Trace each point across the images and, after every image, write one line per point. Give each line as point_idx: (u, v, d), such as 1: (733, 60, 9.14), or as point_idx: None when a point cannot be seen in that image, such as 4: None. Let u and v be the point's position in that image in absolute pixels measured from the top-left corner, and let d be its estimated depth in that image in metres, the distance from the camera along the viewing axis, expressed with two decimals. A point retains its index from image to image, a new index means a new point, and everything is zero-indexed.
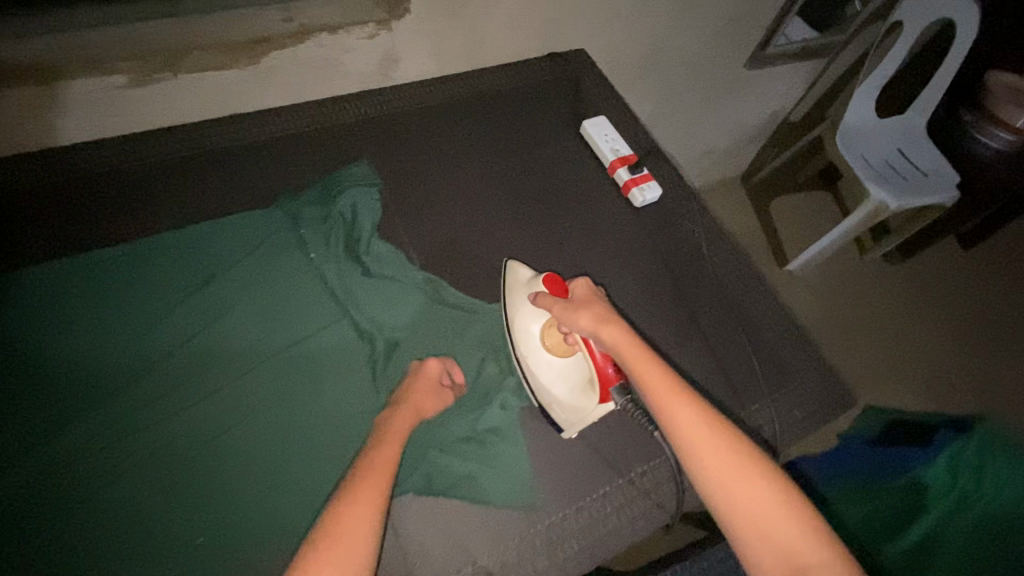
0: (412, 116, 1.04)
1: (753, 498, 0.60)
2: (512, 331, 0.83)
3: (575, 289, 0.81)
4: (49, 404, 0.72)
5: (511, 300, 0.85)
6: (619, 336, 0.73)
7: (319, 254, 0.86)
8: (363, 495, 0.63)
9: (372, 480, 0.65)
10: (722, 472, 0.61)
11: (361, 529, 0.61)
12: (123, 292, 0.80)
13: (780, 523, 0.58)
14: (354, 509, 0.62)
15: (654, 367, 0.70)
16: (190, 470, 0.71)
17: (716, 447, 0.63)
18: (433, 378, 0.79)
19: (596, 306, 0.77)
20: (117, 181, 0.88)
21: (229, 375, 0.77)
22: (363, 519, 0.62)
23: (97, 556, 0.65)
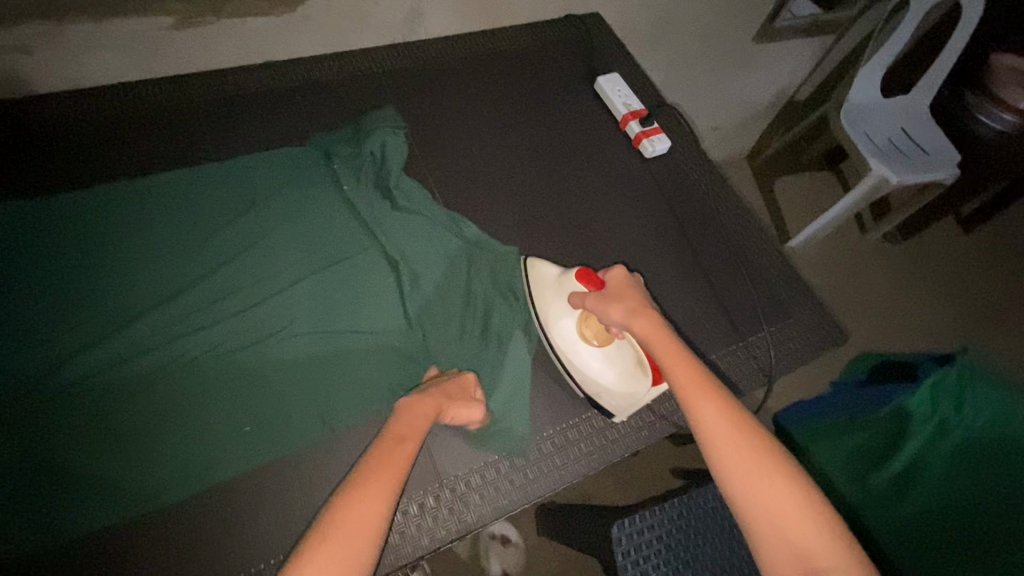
0: (436, 69, 1.09)
1: (770, 499, 0.62)
2: (550, 329, 0.84)
3: (608, 281, 0.83)
4: (109, 310, 0.79)
5: (544, 297, 0.86)
6: (650, 331, 0.77)
7: (351, 188, 0.92)
8: (373, 484, 0.63)
9: (381, 474, 0.64)
10: (743, 471, 0.64)
11: (371, 517, 0.60)
12: (172, 216, 0.87)
13: (794, 524, 0.61)
14: (370, 489, 0.62)
15: (686, 366, 0.73)
16: (234, 372, 0.78)
17: (739, 446, 0.65)
18: (467, 390, 0.78)
19: (627, 298, 0.80)
20: (163, 120, 0.94)
21: (269, 294, 0.84)
22: (375, 507, 0.61)
23: (155, 439, 0.73)
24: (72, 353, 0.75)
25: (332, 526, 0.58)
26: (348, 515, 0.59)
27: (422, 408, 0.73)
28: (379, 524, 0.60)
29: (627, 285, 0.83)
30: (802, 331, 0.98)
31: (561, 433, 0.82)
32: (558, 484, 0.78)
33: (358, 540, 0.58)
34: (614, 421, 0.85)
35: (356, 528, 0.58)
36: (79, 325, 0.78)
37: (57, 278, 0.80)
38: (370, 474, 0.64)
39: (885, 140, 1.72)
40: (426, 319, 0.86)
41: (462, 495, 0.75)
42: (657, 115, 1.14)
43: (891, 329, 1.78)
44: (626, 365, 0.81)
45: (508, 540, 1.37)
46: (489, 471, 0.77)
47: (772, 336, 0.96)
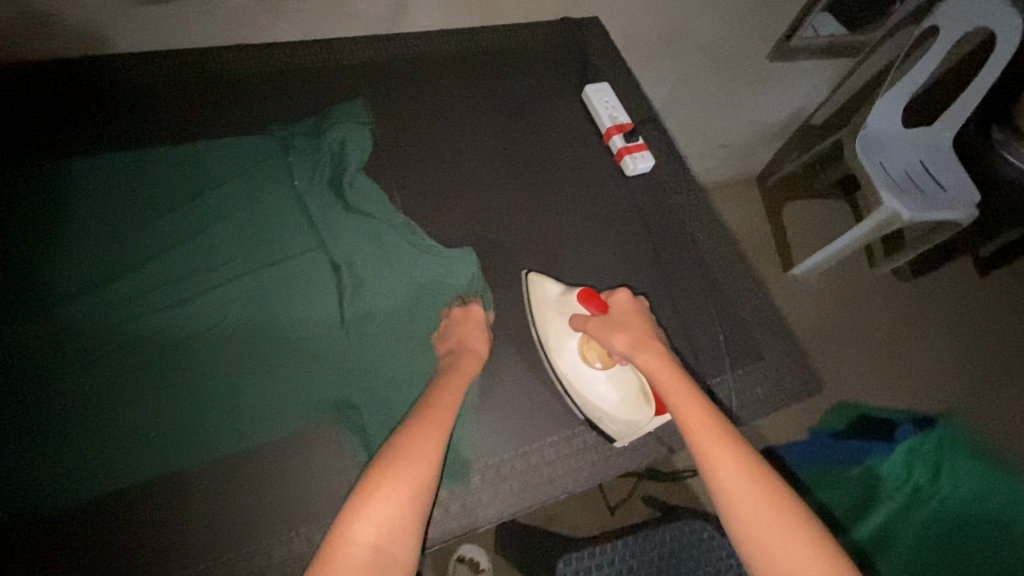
0: (415, 66, 1.04)
1: (785, 549, 0.60)
2: (551, 351, 0.81)
3: (613, 303, 0.80)
4: (31, 293, 0.74)
5: (545, 317, 0.83)
6: (655, 365, 0.73)
7: (303, 183, 0.88)
8: (429, 426, 0.67)
9: (434, 418, 0.68)
10: (759, 522, 0.61)
11: (425, 456, 0.65)
12: (112, 198, 0.82)
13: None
14: (423, 427, 0.67)
15: (694, 405, 0.69)
16: (150, 370, 0.72)
17: (752, 491, 0.63)
18: (477, 325, 0.80)
19: (631, 329, 0.76)
20: (115, 97, 0.89)
21: (200, 289, 0.78)
22: (428, 450, 0.65)
23: (53, 437, 0.67)
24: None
25: (388, 470, 0.63)
26: (403, 459, 0.64)
27: (454, 382, 0.74)
28: (432, 462, 0.65)
29: (632, 307, 0.80)
30: (773, 377, 0.91)
31: (493, 467, 0.76)
32: (480, 522, 0.73)
33: (416, 478, 0.63)
34: (554, 457, 0.79)
35: (412, 469, 0.63)
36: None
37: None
38: (424, 415, 0.69)
39: (903, 173, 1.61)
40: (367, 329, 0.81)
41: None
42: (644, 132, 1.08)
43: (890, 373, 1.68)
44: (629, 390, 0.79)
45: (478, 568, 1.28)
46: None
47: (739, 379, 0.89)
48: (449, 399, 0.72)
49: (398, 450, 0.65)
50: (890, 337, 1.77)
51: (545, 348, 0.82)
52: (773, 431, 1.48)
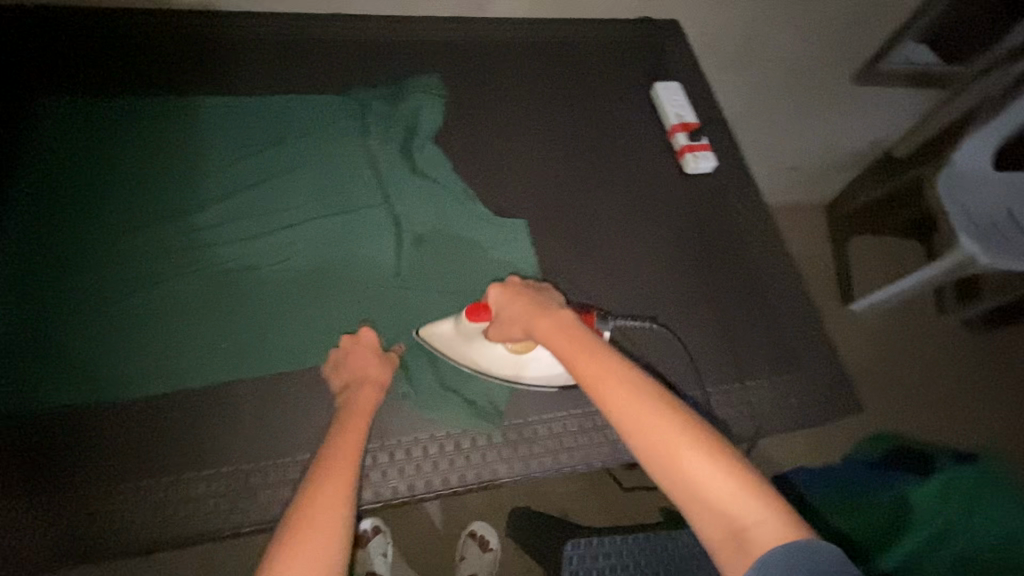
0: (492, 47, 1.08)
1: (689, 462, 0.54)
2: (494, 370, 0.81)
3: (490, 300, 0.77)
4: (133, 212, 0.85)
5: (464, 351, 0.80)
6: (546, 329, 0.70)
7: (377, 142, 0.94)
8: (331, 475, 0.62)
9: (335, 468, 0.63)
10: (654, 449, 0.56)
11: (334, 515, 0.58)
12: (208, 138, 0.92)
13: (720, 488, 0.52)
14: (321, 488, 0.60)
15: (585, 355, 0.65)
16: (221, 290, 0.81)
17: (647, 417, 0.57)
18: (374, 352, 0.78)
19: (518, 305, 0.74)
20: (220, 49, 0.99)
21: (273, 226, 0.86)
22: (337, 504, 0.59)
23: (137, 336, 0.78)
24: (88, 244, 0.82)
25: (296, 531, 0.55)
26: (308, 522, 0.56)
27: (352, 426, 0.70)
28: (342, 517, 0.58)
29: (517, 288, 0.77)
30: (809, 389, 0.90)
31: (516, 428, 0.81)
32: (499, 477, 0.78)
33: (329, 537, 0.56)
34: (574, 429, 0.82)
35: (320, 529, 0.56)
36: (98, 221, 0.84)
37: (92, 176, 0.87)
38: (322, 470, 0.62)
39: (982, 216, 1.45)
40: (415, 283, 0.86)
41: (399, 462, 0.77)
42: (709, 133, 1.08)
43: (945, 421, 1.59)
44: None
45: (487, 545, 1.19)
46: (432, 446, 0.78)
47: (772, 386, 0.89)
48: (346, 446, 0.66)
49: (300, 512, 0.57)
50: None
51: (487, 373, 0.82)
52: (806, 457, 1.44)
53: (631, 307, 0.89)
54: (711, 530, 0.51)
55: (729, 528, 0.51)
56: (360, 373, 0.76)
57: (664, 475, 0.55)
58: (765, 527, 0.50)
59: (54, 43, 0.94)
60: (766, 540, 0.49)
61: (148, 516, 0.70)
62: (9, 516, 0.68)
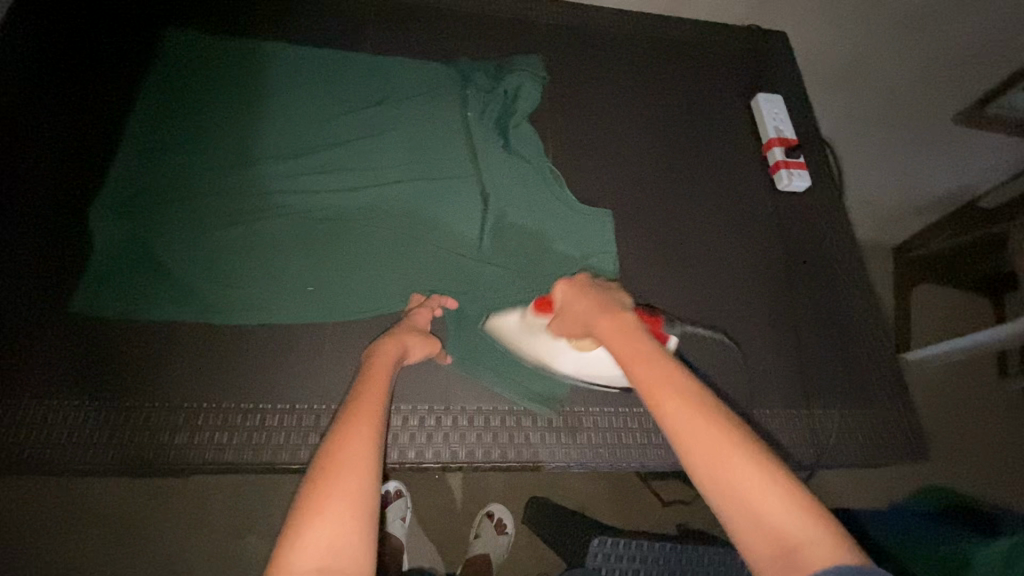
0: (596, 36, 1.07)
1: (731, 465, 0.48)
2: (550, 367, 0.81)
3: (557, 293, 0.73)
4: (238, 148, 0.88)
5: (527, 343, 0.80)
6: (609, 330, 0.65)
7: (475, 114, 0.95)
8: (359, 416, 0.59)
9: (364, 410, 0.60)
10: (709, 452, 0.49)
11: (363, 456, 0.54)
12: (316, 87, 0.94)
13: (767, 499, 0.46)
14: (351, 432, 0.56)
15: (641, 356, 0.60)
16: (313, 235, 0.84)
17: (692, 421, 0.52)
18: (420, 327, 0.78)
19: (579, 305, 0.70)
20: (333, 4, 1.01)
21: (368, 181, 0.88)
22: (366, 441, 0.56)
23: (230, 266, 0.81)
24: (194, 173, 0.86)
25: (330, 467, 0.52)
26: (341, 459, 0.53)
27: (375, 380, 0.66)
28: (373, 457, 0.55)
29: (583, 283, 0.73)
30: (876, 427, 0.87)
31: (576, 415, 0.81)
32: (555, 460, 0.78)
33: (362, 468, 0.53)
34: (633, 426, 0.82)
35: (352, 464, 0.53)
36: (205, 154, 0.87)
37: (203, 110, 0.90)
38: (349, 413, 0.59)
39: None
40: (496, 258, 0.87)
41: (461, 428, 0.78)
42: (806, 152, 1.05)
43: None
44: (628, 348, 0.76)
45: (504, 529, 1.16)
46: (494, 419, 0.79)
47: (840, 418, 0.86)
48: (372, 394, 0.63)
49: (329, 450, 0.54)
50: None
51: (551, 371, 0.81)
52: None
53: (703, 315, 0.88)
54: (751, 539, 0.46)
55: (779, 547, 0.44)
56: (407, 337, 0.74)
57: (708, 482, 0.49)
58: (814, 546, 0.44)
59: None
60: (818, 563, 0.42)
61: (224, 437, 0.74)
62: (104, 415, 0.74)
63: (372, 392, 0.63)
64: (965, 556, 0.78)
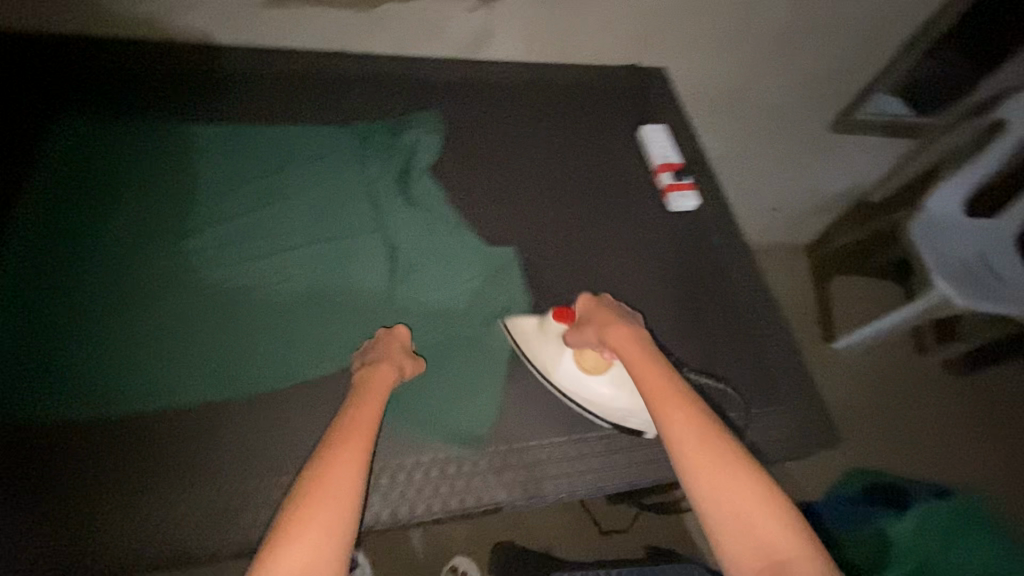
0: (490, 86, 1.14)
1: (737, 486, 0.61)
2: (553, 379, 0.85)
3: (579, 307, 0.85)
4: (137, 230, 0.88)
5: (538, 348, 0.86)
6: (627, 347, 0.77)
7: (375, 172, 0.99)
8: (351, 442, 0.65)
9: (353, 438, 0.66)
10: (718, 472, 0.62)
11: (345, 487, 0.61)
12: (215, 162, 0.96)
13: (766, 516, 0.59)
14: (338, 460, 0.63)
15: (657, 375, 0.73)
16: (216, 308, 0.83)
17: (701, 450, 0.64)
18: (402, 344, 0.82)
19: (598, 317, 0.81)
20: (227, 80, 1.03)
21: (274, 249, 0.89)
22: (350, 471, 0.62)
23: (129, 350, 0.79)
24: (89, 266, 0.84)
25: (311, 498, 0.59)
26: (325, 488, 0.60)
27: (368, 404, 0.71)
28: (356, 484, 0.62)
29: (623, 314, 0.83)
30: (787, 424, 0.92)
31: (500, 455, 0.81)
32: (484, 503, 0.78)
33: (342, 501, 0.60)
34: (558, 457, 0.83)
35: (334, 491, 0.60)
36: (99, 245, 0.86)
37: (95, 200, 0.89)
38: (340, 438, 0.66)
39: (960, 259, 1.60)
40: (406, 307, 0.88)
41: (383, 487, 0.77)
42: (693, 174, 1.13)
43: (916, 463, 1.65)
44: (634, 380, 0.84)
45: None
46: (417, 472, 0.78)
47: (753, 419, 0.91)
48: (364, 415, 0.69)
49: (314, 478, 0.61)
50: (924, 426, 1.72)
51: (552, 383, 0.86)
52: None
53: None
54: (744, 551, 0.57)
55: (768, 558, 0.57)
56: (401, 358, 0.79)
57: (714, 494, 0.61)
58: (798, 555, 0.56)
59: (63, 69, 0.98)
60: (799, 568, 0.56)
61: (122, 539, 0.68)
62: None
63: (365, 415, 0.69)
64: (884, 533, 0.83)
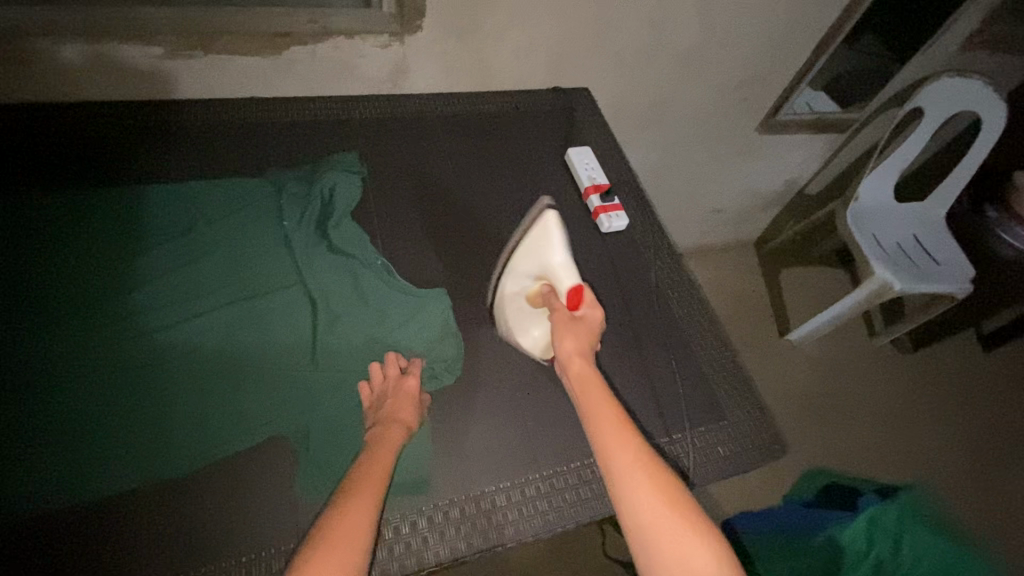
0: (411, 122, 1.12)
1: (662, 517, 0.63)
2: (516, 261, 0.94)
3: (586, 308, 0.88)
4: (32, 308, 0.81)
5: (529, 248, 0.94)
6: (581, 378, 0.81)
7: (292, 222, 0.94)
8: (365, 493, 0.68)
9: (367, 485, 0.70)
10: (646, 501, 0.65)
11: (359, 533, 0.64)
12: (119, 226, 0.90)
13: (692, 547, 0.61)
14: (353, 508, 0.66)
15: (604, 408, 0.76)
16: (125, 386, 0.77)
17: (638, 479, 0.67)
18: (410, 396, 0.80)
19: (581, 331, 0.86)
20: (131, 140, 0.98)
21: (185, 315, 0.84)
22: (363, 516, 0.66)
23: (26, 443, 0.72)
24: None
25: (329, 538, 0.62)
26: (342, 529, 0.64)
27: (377, 455, 0.74)
28: (369, 526, 0.66)
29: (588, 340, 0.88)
30: (733, 439, 0.91)
31: (441, 510, 0.77)
32: (430, 563, 0.74)
33: (355, 545, 0.63)
34: (505, 503, 0.79)
35: (351, 534, 0.64)
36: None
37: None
38: (356, 486, 0.70)
39: (896, 244, 1.65)
40: (333, 364, 0.84)
41: None
42: (623, 192, 1.14)
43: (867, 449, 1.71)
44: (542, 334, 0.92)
45: None
46: None
47: (700, 438, 0.90)
48: (373, 465, 0.73)
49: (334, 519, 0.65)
50: (875, 410, 1.78)
51: (506, 261, 0.96)
52: (734, 502, 1.56)
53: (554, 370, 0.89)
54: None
55: None
56: (399, 412, 0.78)
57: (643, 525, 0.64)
58: None
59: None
60: None
61: None
62: None
63: (376, 464, 0.73)
64: (836, 541, 0.85)
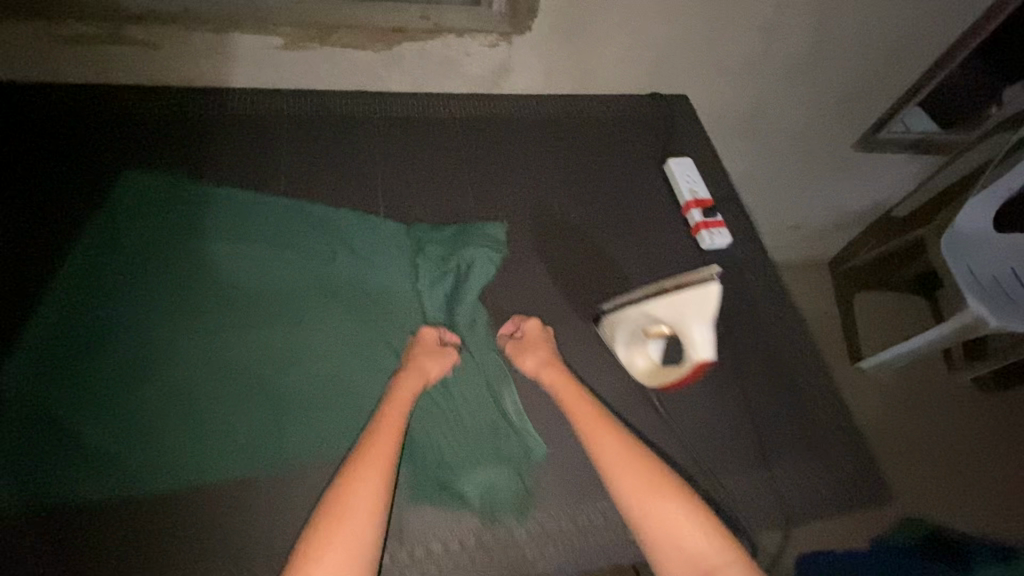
0: (511, 123, 1.11)
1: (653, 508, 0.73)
2: (659, 296, 0.85)
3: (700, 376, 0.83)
4: (166, 297, 0.85)
5: (678, 293, 0.83)
6: (559, 381, 0.85)
7: (426, 293, 0.92)
8: (364, 476, 0.71)
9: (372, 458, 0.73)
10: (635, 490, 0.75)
11: (364, 507, 0.69)
12: (246, 229, 0.92)
13: (691, 533, 0.71)
14: (360, 482, 0.71)
15: (587, 409, 0.82)
16: (246, 391, 0.81)
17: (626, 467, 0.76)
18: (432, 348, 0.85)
19: (543, 351, 0.87)
20: (241, 130, 0.99)
21: (308, 343, 0.85)
22: (373, 484, 0.71)
23: (158, 426, 0.77)
24: (87, 330, 0.82)
25: (337, 511, 0.68)
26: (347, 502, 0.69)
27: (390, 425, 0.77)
28: (375, 496, 0.70)
29: (507, 343, 0.89)
30: (834, 477, 0.88)
31: (539, 522, 0.78)
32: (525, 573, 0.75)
33: (362, 517, 0.68)
34: (600, 522, 0.79)
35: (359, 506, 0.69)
36: (90, 299, 0.84)
37: (91, 255, 0.86)
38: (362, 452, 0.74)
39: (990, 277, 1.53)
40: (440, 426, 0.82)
41: (420, 561, 0.73)
42: (722, 208, 1.10)
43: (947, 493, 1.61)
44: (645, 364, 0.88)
45: None
46: (454, 544, 0.75)
47: (800, 473, 0.87)
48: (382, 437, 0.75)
49: (340, 494, 0.70)
50: (960, 452, 1.68)
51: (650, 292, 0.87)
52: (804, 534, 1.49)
53: (652, 390, 0.88)
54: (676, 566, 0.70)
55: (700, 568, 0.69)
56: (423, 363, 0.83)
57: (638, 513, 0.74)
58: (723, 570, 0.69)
59: (73, 114, 0.94)
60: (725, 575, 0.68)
61: None
62: None
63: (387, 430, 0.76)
64: None
